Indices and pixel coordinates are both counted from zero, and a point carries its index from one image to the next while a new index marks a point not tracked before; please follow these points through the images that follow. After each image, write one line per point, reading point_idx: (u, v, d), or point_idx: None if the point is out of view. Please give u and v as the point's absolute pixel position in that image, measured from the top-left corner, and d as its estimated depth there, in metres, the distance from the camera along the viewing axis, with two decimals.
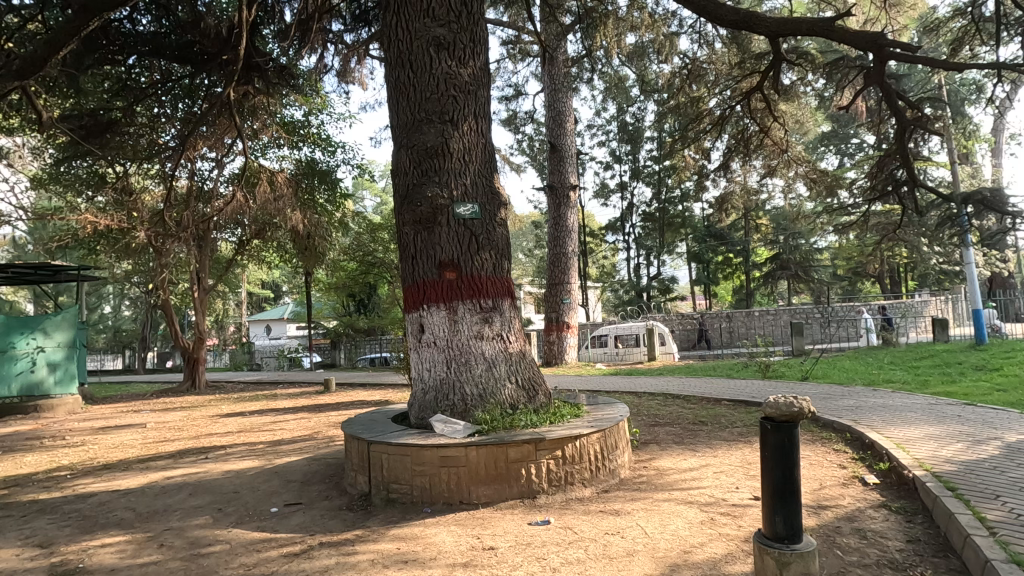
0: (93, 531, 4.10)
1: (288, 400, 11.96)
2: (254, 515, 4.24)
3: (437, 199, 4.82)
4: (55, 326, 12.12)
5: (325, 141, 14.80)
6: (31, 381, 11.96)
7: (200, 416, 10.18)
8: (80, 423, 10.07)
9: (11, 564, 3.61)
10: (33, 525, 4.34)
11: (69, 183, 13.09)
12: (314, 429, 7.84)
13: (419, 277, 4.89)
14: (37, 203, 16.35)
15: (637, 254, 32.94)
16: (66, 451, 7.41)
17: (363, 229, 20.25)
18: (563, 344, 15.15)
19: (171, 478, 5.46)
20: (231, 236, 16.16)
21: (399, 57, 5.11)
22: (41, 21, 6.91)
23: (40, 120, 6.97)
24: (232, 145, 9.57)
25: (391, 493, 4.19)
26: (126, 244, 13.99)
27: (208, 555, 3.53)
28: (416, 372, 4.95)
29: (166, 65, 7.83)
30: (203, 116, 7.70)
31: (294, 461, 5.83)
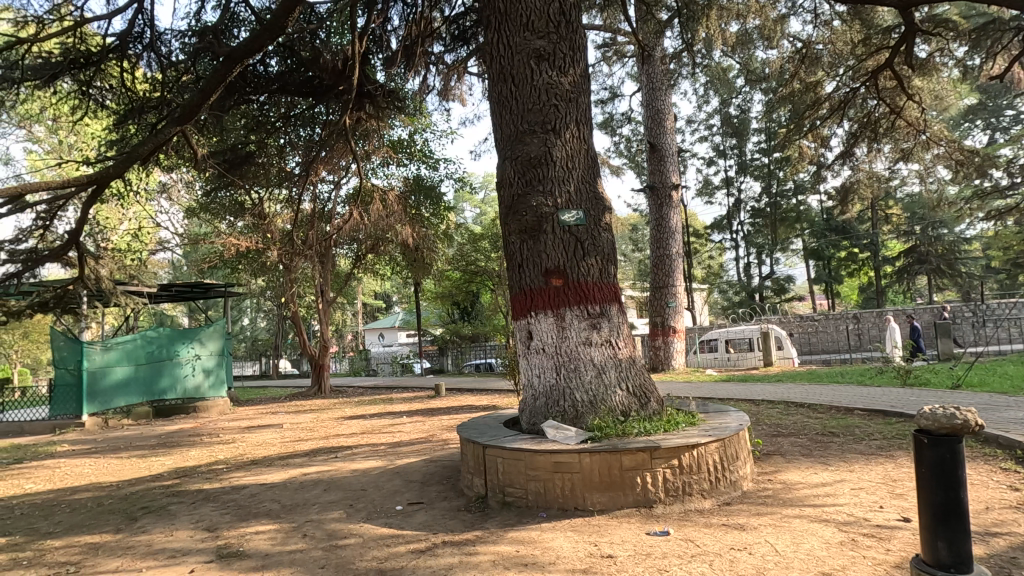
0: (248, 520, 4.61)
1: (404, 404, 12.68)
2: (380, 512, 4.54)
3: (542, 208, 4.88)
4: (207, 337, 14.11)
5: (430, 157, 15.57)
6: (193, 386, 13.79)
7: (327, 418, 11.10)
8: (231, 423, 11.40)
9: (187, 543, 4.17)
10: (201, 511, 4.98)
11: (215, 211, 14.91)
12: (429, 432, 8.25)
13: (525, 285, 4.96)
14: (190, 229, 18.81)
15: (747, 252, 31.12)
16: (221, 447, 8.43)
17: (466, 240, 21.15)
18: (670, 349, 14.65)
19: (308, 475, 6.02)
20: (348, 252, 17.52)
21: (501, 72, 5.25)
22: (193, 72, 7.94)
23: (195, 158, 8.03)
24: (348, 168, 10.38)
25: (506, 497, 4.29)
26: (263, 263, 15.66)
27: (345, 546, 3.85)
28: (526, 379, 5.02)
29: (290, 100, 8.69)
30: (323, 143, 8.47)
31: (413, 462, 6.17)
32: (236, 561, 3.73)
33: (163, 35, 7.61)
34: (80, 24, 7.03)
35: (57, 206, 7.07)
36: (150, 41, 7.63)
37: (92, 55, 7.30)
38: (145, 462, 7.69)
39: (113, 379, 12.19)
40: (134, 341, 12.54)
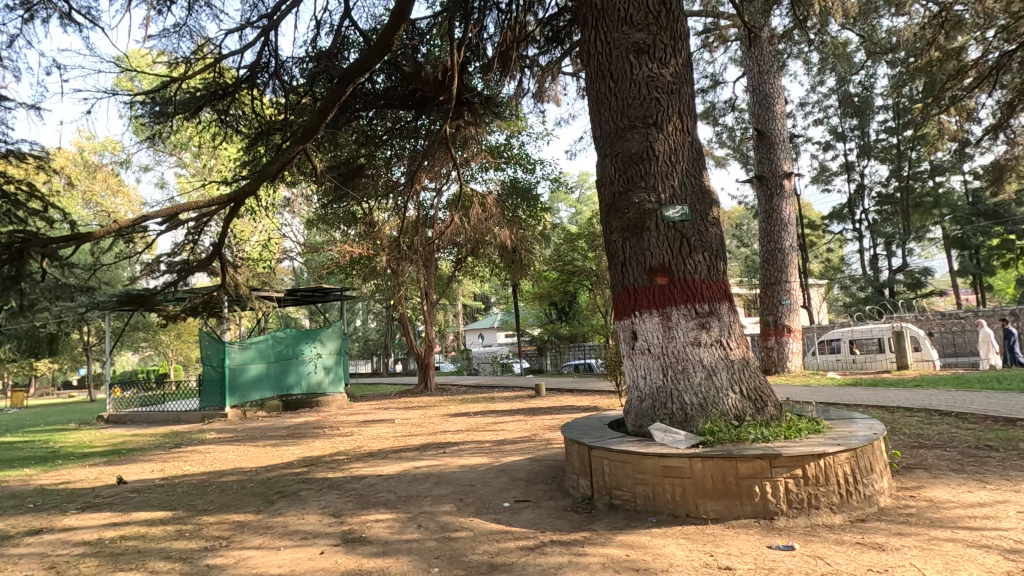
0: (368, 508, 4.94)
1: (505, 403, 12.95)
2: (489, 508, 4.66)
3: (645, 204, 4.75)
4: (327, 337, 15.43)
5: (526, 160, 15.77)
6: (315, 381, 15.03)
7: (434, 415, 11.60)
8: (348, 417, 12.29)
9: (316, 526, 4.55)
10: (327, 497, 5.42)
11: (331, 221, 16.15)
12: (532, 431, 8.35)
13: (629, 284, 4.84)
14: (309, 239, 20.54)
15: (873, 243, 28.18)
16: (341, 439, 9.11)
17: (563, 240, 21.16)
18: (784, 350, 13.63)
19: (419, 468, 6.33)
20: (450, 255, 18.21)
21: (599, 68, 5.16)
22: (311, 94, 8.64)
23: (315, 173, 8.74)
24: (448, 175, 10.78)
25: (613, 499, 4.22)
26: (372, 268, 16.70)
27: (458, 539, 4.00)
28: (631, 380, 4.91)
29: (396, 114, 9.18)
30: (426, 152, 8.89)
31: (518, 460, 6.26)
32: (359, 546, 4.00)
33: (285, 63, 8.38)
34: (219, 60, 7.94)
35: (202, 223, 8.02)
36: (275, 69, 8.44)
37: (228, 86, 8.20)
38: (278, 450, 8.51)
39: (249, 374, 13.65)
40: (267, 340, 13.97)
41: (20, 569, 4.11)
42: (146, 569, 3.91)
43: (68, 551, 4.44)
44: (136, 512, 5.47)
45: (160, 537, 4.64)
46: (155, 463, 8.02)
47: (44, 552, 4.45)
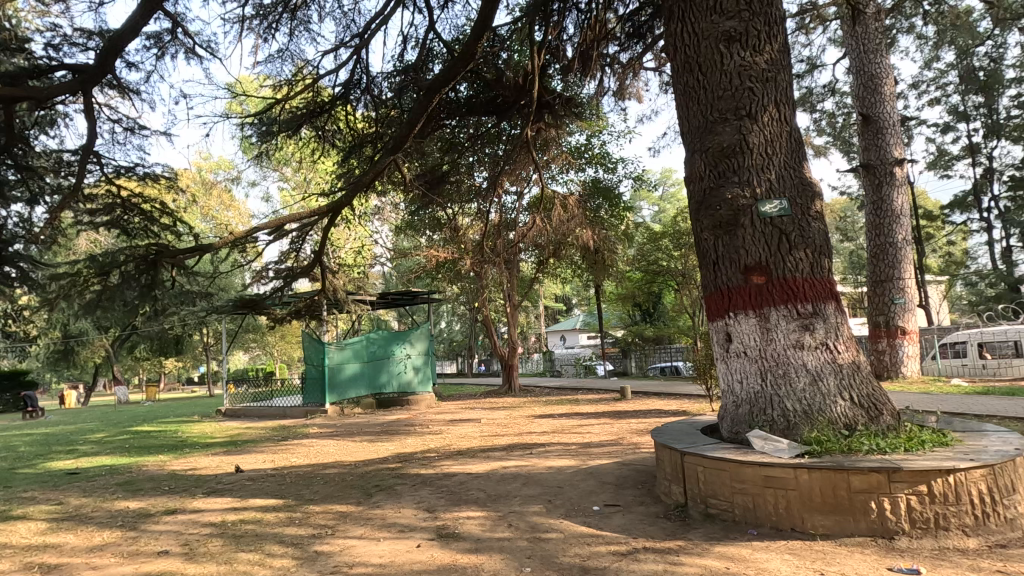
0: (460, 505, 5.08)
1: (590, 405, 12.83)
2: (578, 510, 4.63)
3: (738, 200, 4.52)
4: (416, 338, 16.06)
5: (607, 159, 15.55)
6: (406, 381, 15.71)
7: (520, 416, 11.73)
8: (437, 415, 12.72)
9: (412, 520, 4.75)
10: (421, 493, 5.63)
11: (417, 227, 16.81)
12: (619, 435, 8.21)
13: (722, 284, 4.62)
14: (397, 244, 21.50)
15: (1005, 233, 24.98)
16: (431, 437, 9.45)
17: (646, 239, 20.64)
18: (898, 354, 12.44)
19: (507, 468, 6.42)
20: (531, 258, 18.34)
21: (686, 61, 4.98)
22: (398, 107, 9.04)
23: (404, 181, 9.15)
24: (529, 178, 10.85)
25: (709, 508, 4.05)
26: (457, 271, 17.18)
27: (548, 540, 4.01)
28: (726, 384, 4.69)
29: (477, 120, 9.39)
30: (508, 156, 9.02)
31: (606, 463, 6.18)
32: (453, 542, 4.13)
33: (375, 78, 8.83)
34: (316, 80, 8.50)
35: (304, 233, 8.65)
36: (366, 85, 8.90)
37: (325, 104, 8.77)
38: (373, 446, 8.97)
39: (347, 373, 14.53)
40: (361, 341, 14.78)
41: (160, 545, 4.63)
42: (263, 552, 4.27)
43: (198, 530, 4.94)
44: (252, 498, 5.98)
45: (273, 522, 5.04)
46: (267, 455, 8.74)
47: (179, 531, 4.98)
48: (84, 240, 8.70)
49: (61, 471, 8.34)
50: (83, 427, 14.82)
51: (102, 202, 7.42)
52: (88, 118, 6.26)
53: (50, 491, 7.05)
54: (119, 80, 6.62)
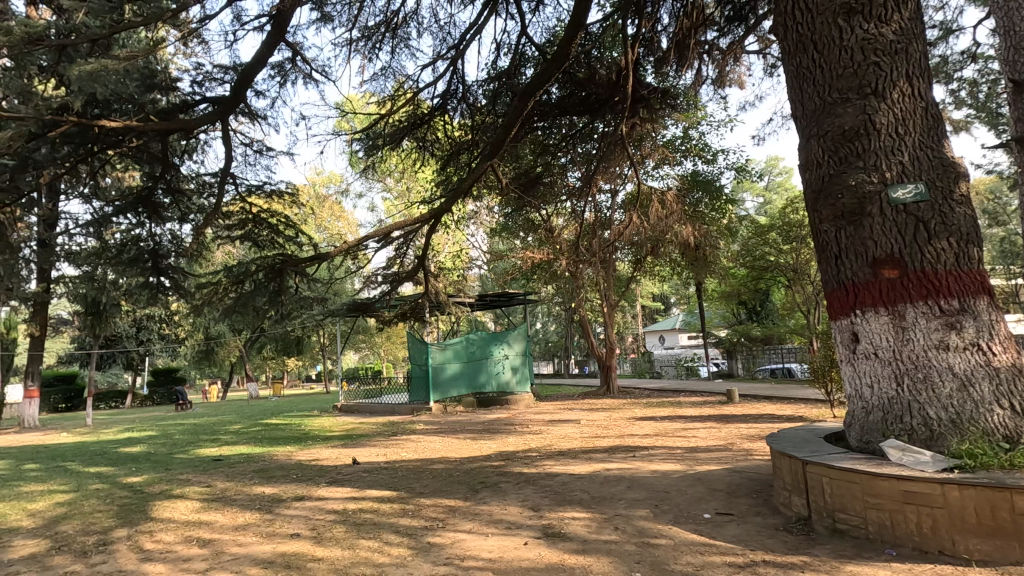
0: (564, 505, 5.09)
1: (694, 408, 12.31)
2: (687, 517, 4.46)
3: (864, 186, 4.12)
4: (513, 338, 16.33)
5: (706, 150, 14.85)
6: (505, 380, 16.04)
7: (620, 417, 11.52)
8: (537, 415, 12.84)
9: (518, 518, 4.83)
10: (525, 492, 5.72)
11: (512, 230, 17.08)
12: (728, 439, 7.81)
13: (846, 279, 4.23)
14: (493, 247, 22.01)
15: None
16: (532, 436, 9.57)
17: (750, 233, 19.44)
18: None
19: (610, 470, 6.34)
20: (627, 256, 17.97)
21: (799, 40, 4.61)
22: (492, 112, 9.24)
23: (502, 185, 9.34)
24: (624, 175, 10.65)
25: (837, 524, 3.73)
26: (552, 271, 17.26)
27: (658, 546, 3.90)
28: (853, 388, 4.30)
29: (570, 121, 9.37)
30: (603, 154, 8.90)
31: (716, 469, 5.90)
32: (559, 541, 4.15)
33: (471, 87, 9.10)
34: (416, 94, 8.92)
35: (409, 240, 9.11)
36: (462, 94, 9.20)
37: (424, 115, 9.18)
38: (476, 444, 9.25)
39: (449, 372, 15.11)
40: (462, 342, 15.30)
41: (292, 528, 5.09)
42: (382, 540, 4.55)
43: (323, 517, 5.38)
44: (368, 489, 6.40)
45: (388, 513, 5.36)
46: (379, 449, 9.32)
47: (307, 516, 5.45)
48: (222, 252, 9.77)
49: (209, 457, 9.45)
50: (224, 419, 16.67)
51: (236, 218, 8.29)
52: (226, 143, 7.03)
53: (201, 474, 8.01)
54: (250, 108, 7.38)
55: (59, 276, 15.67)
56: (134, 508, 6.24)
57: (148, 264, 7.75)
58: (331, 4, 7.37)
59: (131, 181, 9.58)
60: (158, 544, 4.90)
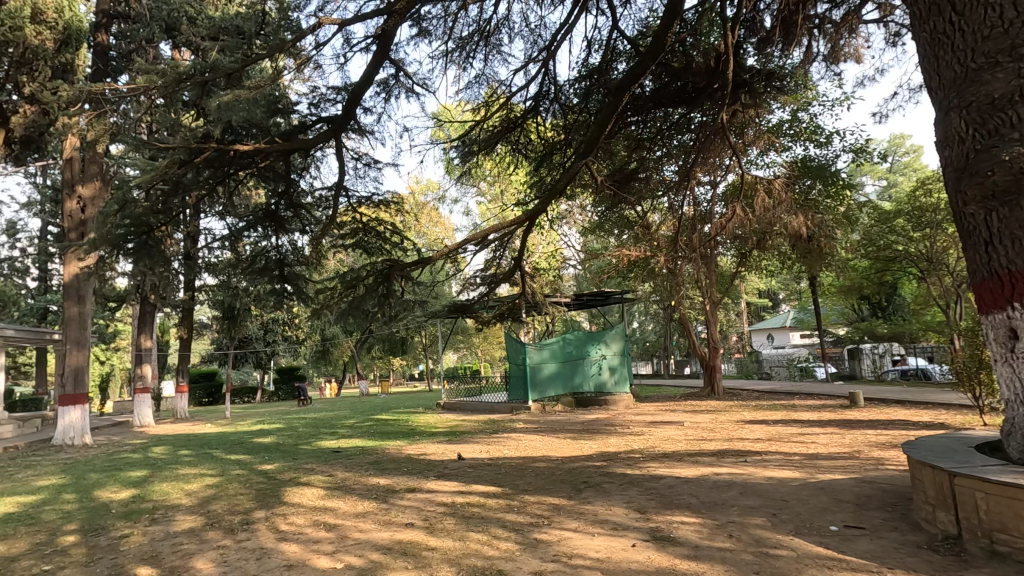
0: (672, 509, 4.93)
1: (812, 412, 11.39)
2: (810, 528, 4.16)
3: (1019, 160, 3.59)
4: (611, 338, 16.09)
5: (818, 133, 13.71)
6: (602, 381, 15.84)
7: (728, 420, 10.95)
8: (637, 416, 12.57)
9: (624, 520, 4.76)
10: (630, 493, 5.62)
11: (606, 228, 16.85)
12: (854, 447, 7.14)
13: (999, 267, 3.73)
14: (587, 245, 21.85)
15: None
16: (633, 437, 9.39)
17: (873, 220, 17.65)
18: None
19: (720, 475, 6.05)
20: (730, 251, 17.05)
21: (933, 3, 4.13)
22: (586, 110, 9.17)
23: (598, 183, 9.24)
24: (725, 165, 10.11)
25: (996, 545, 3.30)
26: (650, 269, 16.78)
27: (778, 557, 3.67)
28: (1012, 391, 3.81)
29: (666, 113, 9.05)
30: (703, 145, 8.48)
31: (842, 478, 5.43)
32: (670, 545, 4.03)
33: (563, 87, 9.09)
34: (510, 98, 9.08)
35: (504, 243, 9.29)
36: (554, 95, 9.20)
37: (517, 118, 9.31)
38: (577, 444, 9.23)
39: (546, 372, 15.21)
40: (558, 342, 15.32)
41: (406, 517, 5.39)
42: (490, 534, 4.68)
43: (434, 508, 5.64)
44: (474, 484, 6.61)
45: (494, 508, 5.50)
46: (482, 446, 9.59)
47: (419, 507, 5.75)
48: (335, 260, 10.58)
49: (329, 449, 10.27)
50: (340, 414, 18.01)
51: (348, 228, 8.91)
52: (339, 158, 7.60)
53: (323, 464, 8.72)
54: (360, 124, 7.92)
55: (202, 285, 17.75)
56: (270, 492, 6.92)
57: (275, 273, 8.62)
58: (428, 19, 7.71)
59: (258, 198, 10.65)
60: (291, 526, 5.40)
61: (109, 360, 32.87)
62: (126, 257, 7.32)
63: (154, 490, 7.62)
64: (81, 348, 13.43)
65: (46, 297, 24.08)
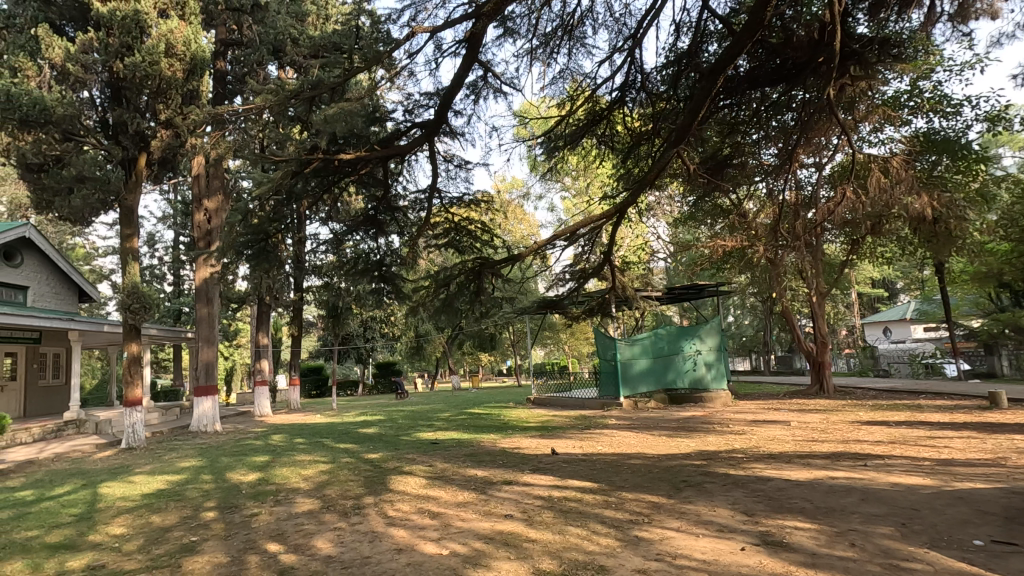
0: (784, 513, 4.66)
1: (942, 413, 10.25)
2: (949, 542, 3.76)
3: None
4: (706, 333, 15.38)
5: (945, 102, 12.27)
6: (698, 377, 15.24)
7: (840, 420, 10.14)
8: (737, 414, 11.99)
9: (730, 522, 4.56)
10: (735, 494, 5.37)
11: (698, 218, 16.18)
12: (997, 453, 6.35)
13: None
14: (677, 236, 21.12)
15: None
16: (734, 436, 8.97)
17: (1015, 196, 15.52)
18: None
19: (836, 479, 5.62)
20: (838, 237, 15.75)
21: None
22: (675, 97, 8.80)
23: (691, 173, 8.83)
24: (833, 144, 9.32)
25: None
26: (747, 259, 15.90)
27: (911, 570, 3.36)
28: None
29: (764, 92, 8.46)
30: (808, 125, 7.85)
31: (984, 487, 4.85)
32: (783, 551, 3.81)
33: (650, 75, 8.80)
34: (595, 91, 8.93)
35: (593, 238, 9.19)
36: (641, 83, 8.91)
37: (603, 110, 9.12)
38: (673, 441, 8.96)
39: (638, 367, 14.89)
40: (650, 337, 14.92)
41: (505, 509, 5.51)
42: (590, 529, 4.68)
43: (532, 501, 5.72)
44: (570, 479, 6.63)
45: (592, 503, 5.48)
46: (576, 441, 9.58)
47: (517, 499, 5.86)
48: (428, 259, 10.99)
49: (428, 440, 10.73)
50: (435, 407, 18.76)
51: (441, 228, 9.24)
52: (432, 161, 7.87)
53: (423, 455, 9.13)
54: (451, 127, 8.16)
55: (309, 286, 19.19)
56: (377, 480, 7.36)
57: (375, 274, 9.09)
58: (513, 19, 7.79)
59: (357, 203, 11.33)
60: (398, 512, 5.71)
61: (233, 356, 36.49)
62: (246, 262, 8.03)
63: (276, 474, 8.37)
64: (210, 345, 15.04)
65: (180, 300, 27.12)
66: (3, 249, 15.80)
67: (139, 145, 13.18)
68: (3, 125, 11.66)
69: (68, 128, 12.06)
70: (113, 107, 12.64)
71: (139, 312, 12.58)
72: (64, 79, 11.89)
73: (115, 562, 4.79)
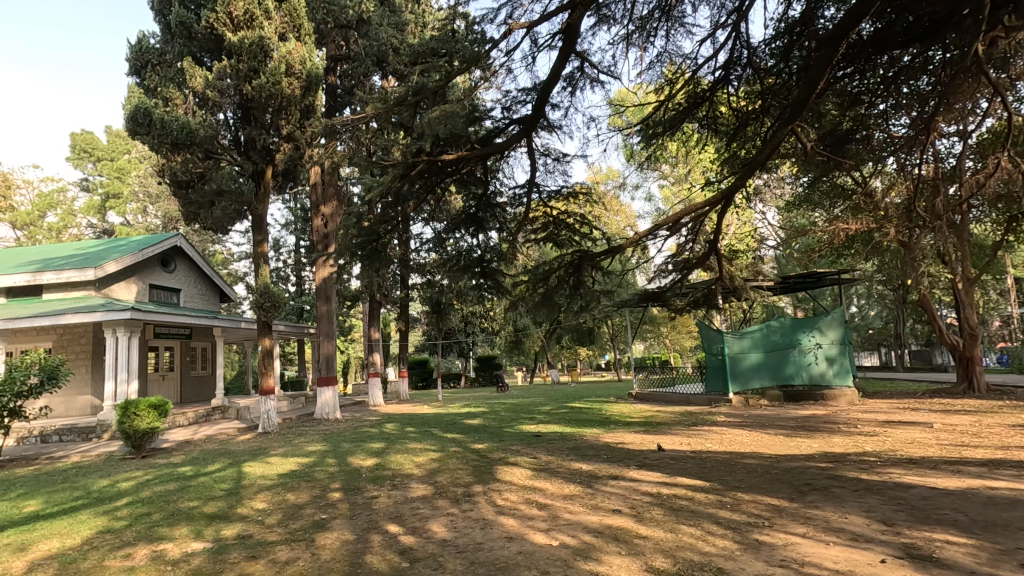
0: (931, 524, 4.17)
1: None
2: None
3: None
4: (827, 325, 14.10)
5: None
6: (818, 373, 14.08)
7: (997, 423, 8.87)
8: (866, 414, 10.91)
9: (866, 530, 4.16)
10: (870, 501, 4.88)
11: (814, 200, 14.89)
12: None
13: None
14: (790, 221, 19.59)
15: None
16: (864, 438, 8.15)
17: None
18: None
19: (996, 489, 4.92)
20: (988, 213, 13.76)
21: None
22: (789, 70, 8.09)
23: (809, 152, 8.09)
24: (980, 108, 8.13)
25: None
26: (874, 243, 14.38)
27: None
28: None
29: (895, 56, 7.54)
30: (949, 89, 6.90)
31: None
32: (933, 567, 3.41)
33: (757, 49, 8.16)
34: (695, 72, 8.45)
35: (697, 227, 8.76)
36: (747, 59, 8.26)
37: (706, 91, 8.61)
38: (792, 441, 8.34)
39: (749, 362, 14.04)
40: (762, 330, 14.00)
41: (613, 504, 5.44)
42: (704, 529, 4.49)
43: (640, 497, 5.60)
44: (680, 476, 6.40)
45: (705, 502, 5.25)
46: (683, 438, 9.22)
47: (625, 494, 5.76)
48: (526, 255, 11.02)
49: (531, 433, 10.86)
50: (536, 400, 18.96)
51: (540, 223, 9.28)
52: (530, 156, 7.93)
53: (527, 447, 9.27)
54: (549, 121, 8.14)
55: (413, 284, 20.15)
56: (484, 469, 7.59)
57: (476, 270, 9.29)
58: (608, 5, 7.63)
59: (457, 202, 11.70)
60: (505, 501, 5.86)
61: (347, 350, 39.29)
62: (359, 262, 8.55)
63: (391, 460, 8.92)
64: (330, 339, 16.30)
65: (301, 299, 29.67)
66: (160, 257, 18.21)
67: (267, 159, 14.65)
68: (159, 148, 13.45)
69: (208, 148, 13.62)
70: (243, 126, 14.05)
71: (270, 310, 13.94)
72: (204, 104, 13.41)
73: (260, 533, 5.37)
